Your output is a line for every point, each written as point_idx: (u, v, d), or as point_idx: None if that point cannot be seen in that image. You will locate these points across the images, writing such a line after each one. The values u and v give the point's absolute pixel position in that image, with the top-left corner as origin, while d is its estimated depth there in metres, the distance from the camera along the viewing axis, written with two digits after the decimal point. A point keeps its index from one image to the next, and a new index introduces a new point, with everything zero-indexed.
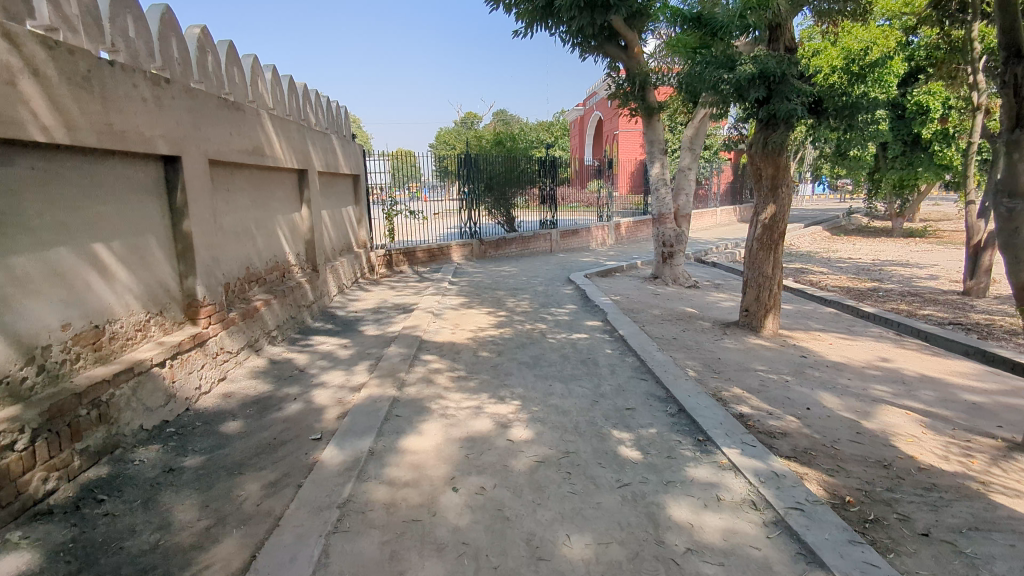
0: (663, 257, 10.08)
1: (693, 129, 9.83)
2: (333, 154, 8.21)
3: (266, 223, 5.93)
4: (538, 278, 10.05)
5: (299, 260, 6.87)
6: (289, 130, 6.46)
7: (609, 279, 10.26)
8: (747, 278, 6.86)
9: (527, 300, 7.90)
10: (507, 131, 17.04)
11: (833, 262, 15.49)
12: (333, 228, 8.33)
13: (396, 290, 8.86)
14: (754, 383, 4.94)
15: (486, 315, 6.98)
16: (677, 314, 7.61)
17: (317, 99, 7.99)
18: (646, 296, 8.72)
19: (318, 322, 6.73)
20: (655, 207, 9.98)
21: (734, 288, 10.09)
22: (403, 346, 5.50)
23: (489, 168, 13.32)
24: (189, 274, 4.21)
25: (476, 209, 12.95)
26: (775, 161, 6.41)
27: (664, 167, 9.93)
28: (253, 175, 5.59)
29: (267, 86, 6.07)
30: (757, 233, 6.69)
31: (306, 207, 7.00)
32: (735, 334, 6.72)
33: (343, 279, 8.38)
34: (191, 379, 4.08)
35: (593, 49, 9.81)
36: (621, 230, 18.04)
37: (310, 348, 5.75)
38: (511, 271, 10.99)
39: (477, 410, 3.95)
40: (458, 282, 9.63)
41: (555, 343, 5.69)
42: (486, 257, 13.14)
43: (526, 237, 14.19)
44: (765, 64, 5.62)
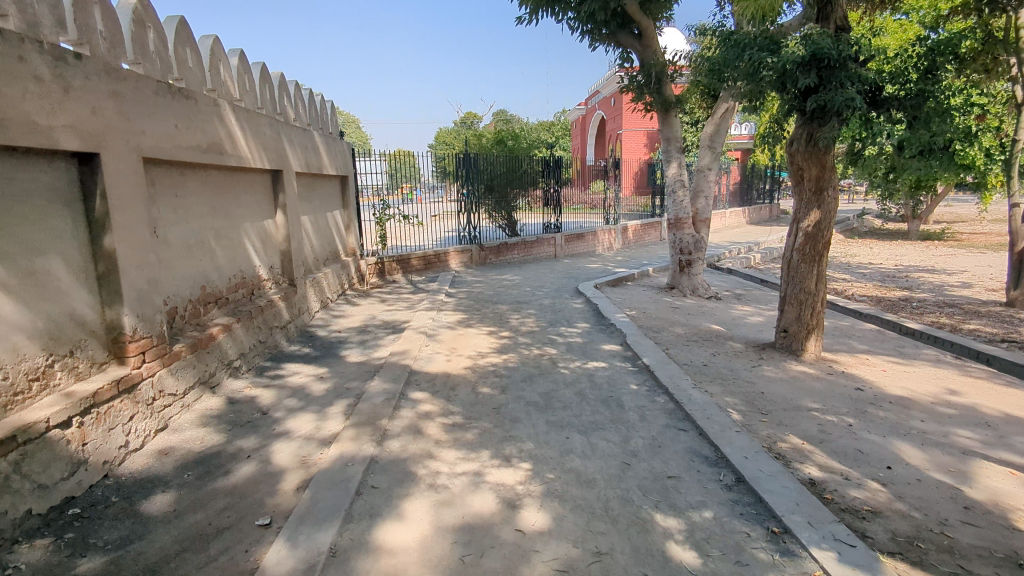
0: (680, 266, 9.22)
1: (714, 126, 8.97)
2: (315, 153, 7.34)
3: (229, 232, 5.06)
4: (542, 289, 9.16)
5: (272, 273, 6.00)
6: (261, 125, 5.59)
7: (620, 290, 9.39)
8: (785, 294, 6.00)
9: (532, 316, 7.03)
10: (509, 129, 16.18)
11: (853, 269, 14.61)
12: (315, 235, 7.45)
13: (385, 305, 7.97)
14: (813, 429, 4.07)
15: (487, 337, 6.10)
16: (703, 333, 6.73)
17: (296, 91, 7.12)
18: (664, 311, 7.84)
19: (294, 346, 5.85)
20: (672, 211, 9.18)
21: (758, 300, 9.22)
22: (388, 380, 4.63)
23: (490, 168, 12.45)
24: (113, 302, 3.34)
25: (476, 213, 12.07)
26: (820, 161, 5.56)
27: (681, 167, 9.07)
28: (211, 177, 4.73)
29: (230, 73, 5.21)
30: (799, 243, 5.82)
31: (281, 213, 6.14)
32: (773, 358, 5.85)
33: (327, 292, 7.51)
34: (114, 436, 3.22)
35: (603, 38, 8.92)
36: (627, 234, 17.17)
37: (279, 381, 4.87)
38: (514, 280, 10.13)
39: (477, 479, 3.08)
40: (455, 294, 8.76)
41: (568, 375, 4.81)
42: (486, 263, 12.27)
43: (529, 242, 13.33)
44: (818, 44, 4.74)
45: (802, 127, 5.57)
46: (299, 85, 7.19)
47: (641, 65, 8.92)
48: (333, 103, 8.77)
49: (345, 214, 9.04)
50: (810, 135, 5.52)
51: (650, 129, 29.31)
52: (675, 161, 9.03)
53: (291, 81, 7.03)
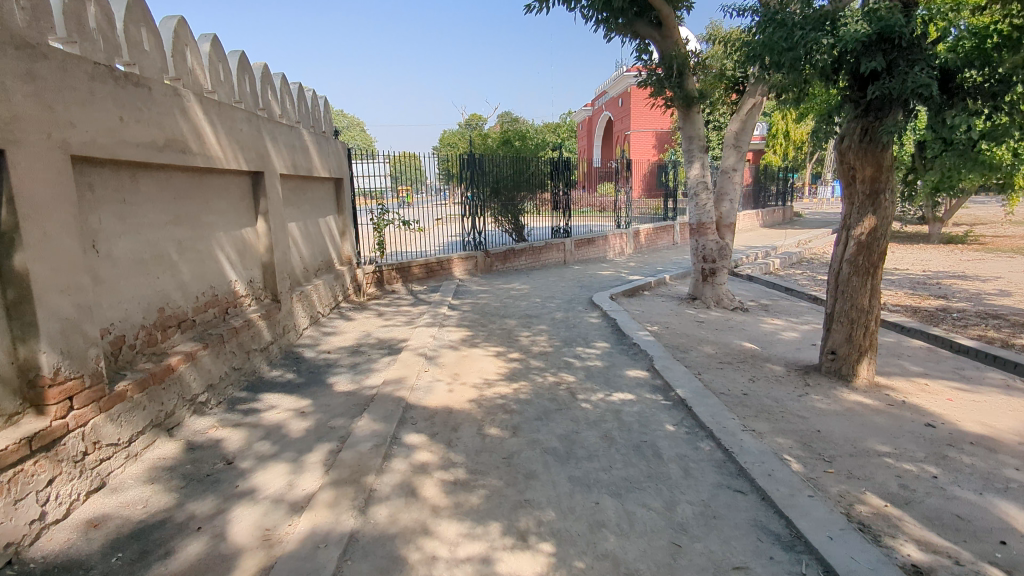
0: (703, 274, 8.50)
1: (740, 122, 8.28)
2: (305, 154, 6.66)
3: (198, 244, 4.39)
4: (554, 300, 8.46)
5: (252, 288, 5.31)
6: (237, 120, 4.92)
7: (638, 301, 8.67)
8: (833, 311, 5.28)
9: (545, 334, 6.32)
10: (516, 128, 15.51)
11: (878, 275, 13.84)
12: (304, 243, 6.77)
13: (382, 319, 7.27)
14: (893, 484, 3.35)
15: (494, 359, 5.40)
16: (736, 354, 6.00)
17: (283, 86, 6.46)
18: (690, 327, 7.11)
19: (275, 371, 5.16)
20: (694, 215, 8.48)
21: (788, 312, 8.48)
22: (379, 417, 3.93)
23: (496, 170, 11.78)
24: (28, 337, 2.67)
25: (482, 217, 11.39)
26: (876, 159, 4.83)
27: (704, 168, 8.35)
28: (172, 179, 4.06)
29: (199, 61, 4.55)
30: (850, 254, 5.11)
31: (262, 220, 5.46)
32: (821, 385, 5.12)
33: (317, 306, 6.82)
34: (23, 510, 2.53)
35: (619, 29, 8.23)
36: (639, 238, 16.45)
37: (254, 417, 4.18)
38: (521, 290, 9.42)
39: (485, 570, 2.38)
40: (459, 306, 8.06)
41: (591, 411, 4.10)
42: (492, 271, 11.58)
43: (537, 248, 12.63)
44: (887, 19, 4.01)
45: (855, 120, 4.87)
46: (287, 79, 6.53)
47: (661, 57, 8.23)
48: (327, 99, 8.12)
49: (339, 220, 8.36)
50: (865, 129, 4.81)
51: (659, 130, 28.63)
52: (698, 161, 8.31)
53: (276, 74, 6.36)
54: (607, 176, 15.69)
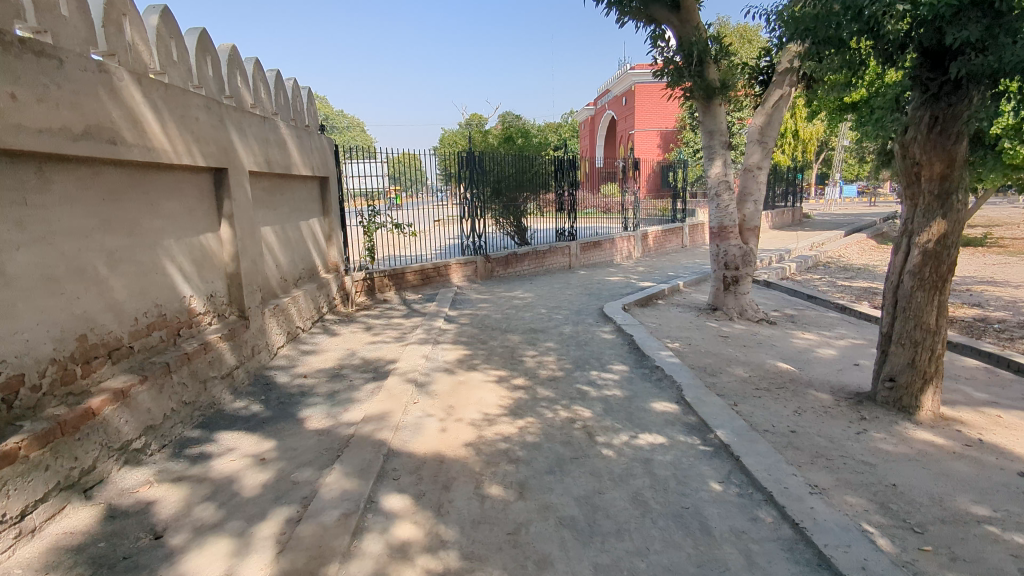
0: (725, 283, 7.75)
1: (766, 116, 7.55)
2: (281, 149, 5.91)
3: (139, 254, 3.64)
4: (560, 311, 7.70)
5: (213, 303, 4.56)
6: (192, 107, 4.17)
7: (653, 312, 7.93)
8: (892, 331, 4.51)
9: (553, 354, 5.55)
10: (518, 126, 14.75)
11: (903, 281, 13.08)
12: (281, 250, 6.01)
13: (370, 335, 6.51)
14: (1010, 567, 2.59)
15: (495, 386, 4.64)
16: (773, 377, 5.23)
17: (257, 73, 5.71)
18: (714, 343, 6.35)
19: (239, 401, 4.40)
20: (715, 218, 7.74)
21: (818, 324, 7.73)
22: (353, 470, 3.17)
23: (497, 169, 11.04)
24: None
25: (482, 219, 10.63)
26: (947, 154, 4.08)
27: (726, 165, 7.60)
28: (101, 176, 3.31)
29: (143, 36, 3.80)
30: (912, 265, 4.34)
31: (227, 224, 4.71)
32: (880, 419, 4.36)
33: (296, 320, 6.07)
34: None
35: (634, 13, 7.49)
36: (647, 241, 15.70)
37: (202, 466, 3.43)
38: (525, 299, 8.68)
39: None
40: (457, 318, 7.30)
41: (615, 460, 3.34)
42: (493, 276, 10.83)
43: (541, 252, 11.86)
44: None
45: (923, 107, 4.14)
46: (262, 65, 5.78)
47: (679, 44, 7.48)
48: (311, 91, 7.38)
49: (325, 223, 7.62)
50: (935, 118, 4.07)
51: (665, 129, 27.88)
52: (720, 158, 7.56)
53: (248, 60, 5.61)
54: (611, 176, 14.89)
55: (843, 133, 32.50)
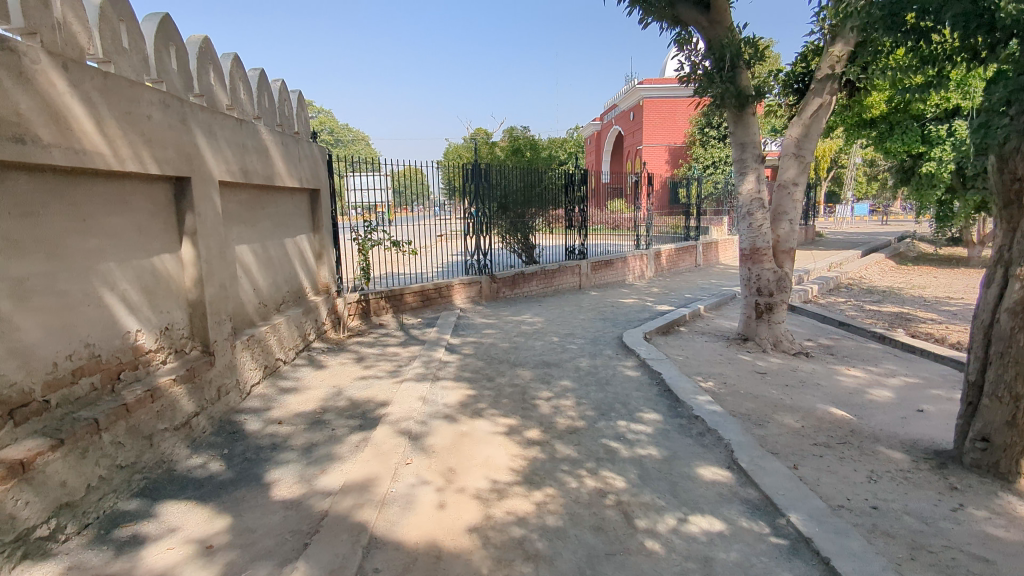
0: (757, 310, 7.00)
1: (803, 126, 6.88)
2: (262, 157, 5.20)
3: (63, 283, 2.91)
4: (574, 340, 6.94)
5: (170, 337, 3.82)
6: (144, 102, 3.46)
7: (677, 342, 7.16)
8: (985, 382, 3.72)
9: (570, 395, 4.78)
10: (527, 138, 14.07)
11: (934, 306, 12.28)
12: (259, 271, 5.28)
13: (361, 368, 5.74)
14: None
15: (505, 440, 3.87)
16: (830, 427, 4.44)
17: (236, 70, 5.02)
18: (752, 381, 5.57)
19: (196, 457, 3.64)
20: (746, 239, 7.00)
21: (861, 358, 6.94)
22: (321, 572, 2.40)
23: (505, 183, 10.37)
24: None
25: (488, 235, 9.90)
26: None
27: (760, 181, 6.88)
28: (4, 185, 2.59)
29: (80, 14, 3.10)
30: (1012, 300, 3.51)
31: (189, 243, 3.98)
32: (975, 488, 3.57)
33: (276, 351, 5.32)
34: None
35: (659, 12, 6.86)
36: (660, 260, 14.98)
37: (130, 555, 2.65)
38: (534, 325, 7.92)
39: None
40: (459, 348, 6.54)
41: (664, 558, 2.57)
42: (499, 298, 10.08)
43: (550, 271, 11.12)
44: None
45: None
46: (241, 62, 5.08)
47: (707, 47, 6.82)
48: (301, 94, 6.69)
49: (315, 240, 6.91)
50: None
51: (673, 144, 27.27)
52: (753, 172, 6.85)
53: (225, 56, 4.91)
54: (618, 193, 14.15)
55: (855, 152, 31.88)
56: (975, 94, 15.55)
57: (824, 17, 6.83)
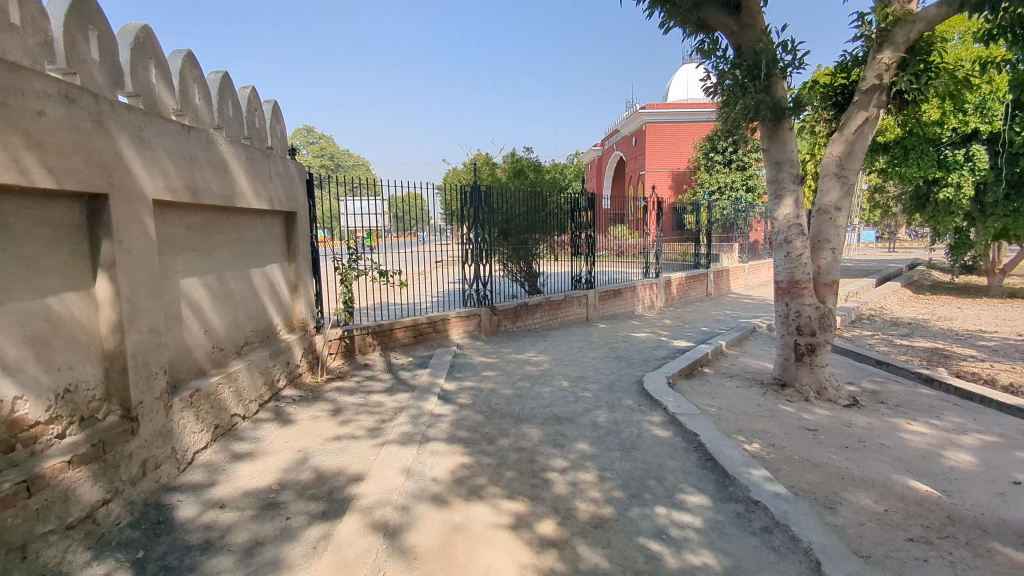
0: (797, 352, 6.11)
1: (846, 143, 6.07)
2: (220, 172, 4.36)
3: None
4: (587, 386, 6.02)
5: (72, 401, 2.93)
6: (32, 94, 2.63)
7: (705, 388, 6.24)
8: None
9: (589, 466, 3.86)
10: (530, 160, 13.28)
11: (971, 340, 11.36)
12: (212, 309, 4.40)
13: (336, 423, 4.81)
14: None
15: (510, 540, 2.94)
16: (922, 512, 3.50)
17: (188, 70, 4.20)
18: (805, 442, 4.64)
19: (96, 566, 2.70)
20: (784, 270, 6.14)
21: (918, 407, 6.01)
22: None
23: (507, 207, 9.57)
24: None
25: (489, 263, 9.02)
26: None
27: (798, 204, 6.05)
28: None
29: None
30: None
31: (105, 279, 3.11)
32: None
33: (232, 406, 4.41)
34: None
35: (683, 15, 6.11)
36: (671, 289, 14.12)
37: None
38: (541, 365, 7.00)
39: None
40: (455, 396, 5.61)
41: None
42: (500, 332, 9.16)
43: (555, 302, 10.18)
44: None
45: None
46: (195, 60, 4.27)
47: (737, 55, 6.06)
48: (276, 105, 5.87)
49: (291, 269, 6.05)
50: None
51: (677, 169, 26.63)
52: (791, 194, 6.01)
53: (175, 55, 4.12)
54: (617, 219, 12.98)
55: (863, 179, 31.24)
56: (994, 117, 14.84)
57: (868, 21, 6.05)
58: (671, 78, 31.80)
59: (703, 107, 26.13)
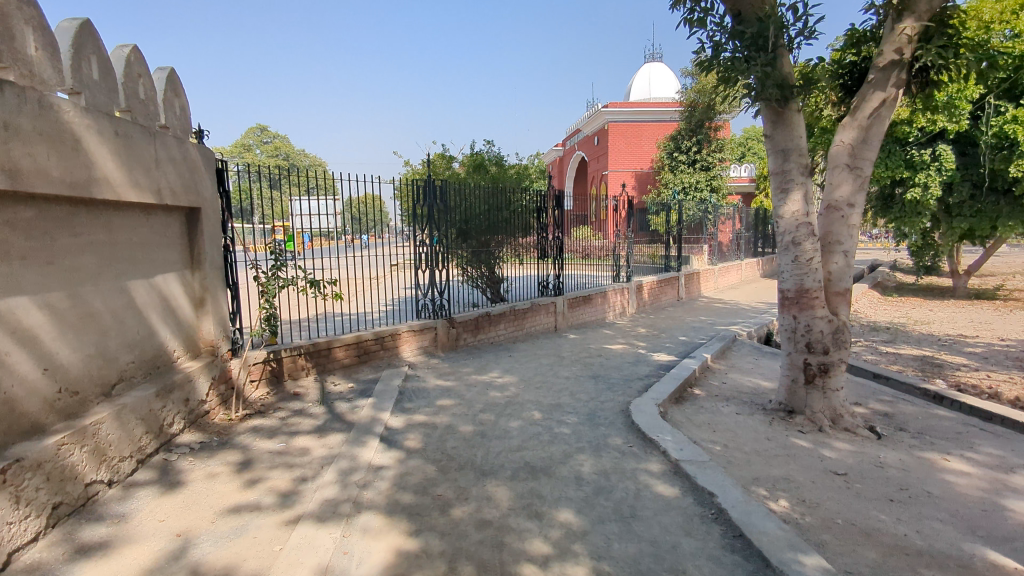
0: (807, 374, 5.22)
1: (861, 130, 5.20)
2: (66, 150, 3.17)
3: None
4: (564, 418, 4.99)
5: None
6: None
7: (701, 416, 5.29)
8: None
9: (579, 553, 2.83)
10: (490, 154, 12.20)
11: (956, 346, 10.82)
12: (60, 338, 3.20)
13: (242, 484, 3.66)
14: None
15: None
16: None
17: (16, 8, 2.93)
18: (840, 496, 3.70)
19: None
20: (791, 278, 5.24)
21: (945, 435, 5.20)
22: None
23: (465, 204, 8.49)
24: None
25: (446, 268, 7.93)
26: None
27: (808, 200, 5.16)
28: None
29: None
30: None
31: None
32: None
33: (88, 469, 3.22)
34: None
35: None
36: (642, 294, 13.29)
37: None
38: (507, 389, 5.95)
39: None
40: (402, 437, 4.51)
41: None
42: (459, 346, 8.07)
43: (521, 312, 9.14)
44: None
45: None
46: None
47: (735, 23, 5.12)
48: (173, 72, 4.66)
49: (195, 279, 4.83)
50: None
51: (641, 168, 25.93)
52: (799, 187, 5.11)
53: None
54: (582, 219, 12.03)
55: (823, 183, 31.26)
56: (961, 117, 14.35)
57: None
58: (634, 77, 31.20)
59: (667, 106, 25.56)
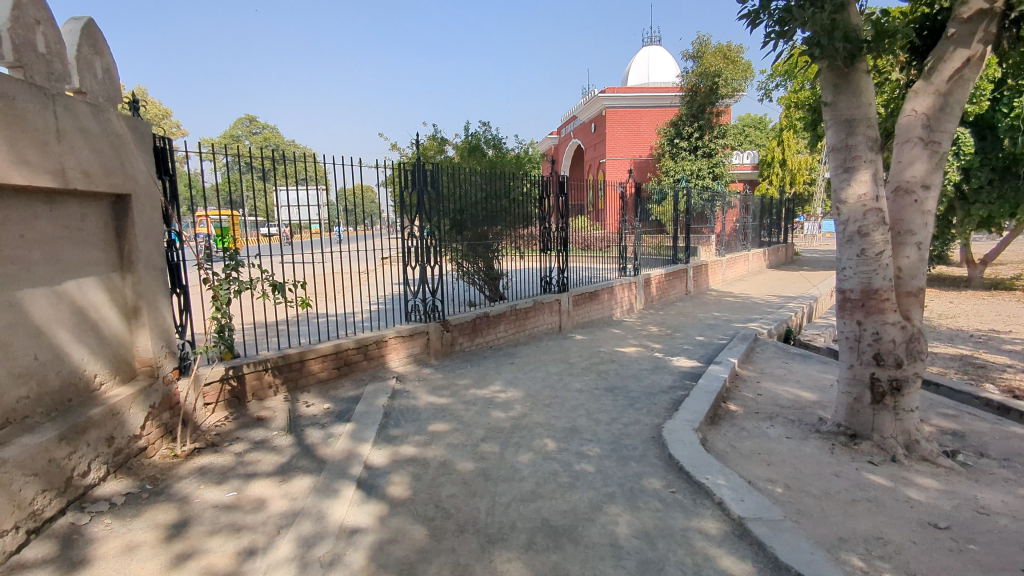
0: (875, 393, 4.34)
1: (941, 96, 4.28)
2: None
3: None
4: (584, 449, 4.10)
5: None
6: None
7: (747, 443, 4.41)
8: None
9: None
10: (485, 138, 11.22)
11: (993, 343, 9.96)
12: None
13: (169, 561, 2.75)
14: None
15: None
16: None
17: None
18: (956, 566, 2.83)
19: None
20: (855, 276, 4.35)
21: None
22: None
23: (459, 190, 7.56)
24: None
25: (438, 264, 7.00)
26: None
27: (878, 181, 4.24)
28: None
29: None
30: None
31: None
32: None
33: None
34: None
35: None
36: (649, 288, 12.41)
37: None
38: (512, 408, 5.05)
39: None
40: (386, 480, 3.60)
41: None
42: (454, 352, 7.16)
43: (522, 312, 8.21)
44: None
45: None
46: None
47: None
48: (90, 23, 3.71)
49: (127, 283, 3.88)
50: None
51: (639, 156, 24.97)
52: (868, 165, 4.21)
53: None
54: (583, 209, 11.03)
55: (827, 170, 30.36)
56: (982, 98, 13.38)
57: None
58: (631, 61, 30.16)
59: (667, 91, 24.55)
